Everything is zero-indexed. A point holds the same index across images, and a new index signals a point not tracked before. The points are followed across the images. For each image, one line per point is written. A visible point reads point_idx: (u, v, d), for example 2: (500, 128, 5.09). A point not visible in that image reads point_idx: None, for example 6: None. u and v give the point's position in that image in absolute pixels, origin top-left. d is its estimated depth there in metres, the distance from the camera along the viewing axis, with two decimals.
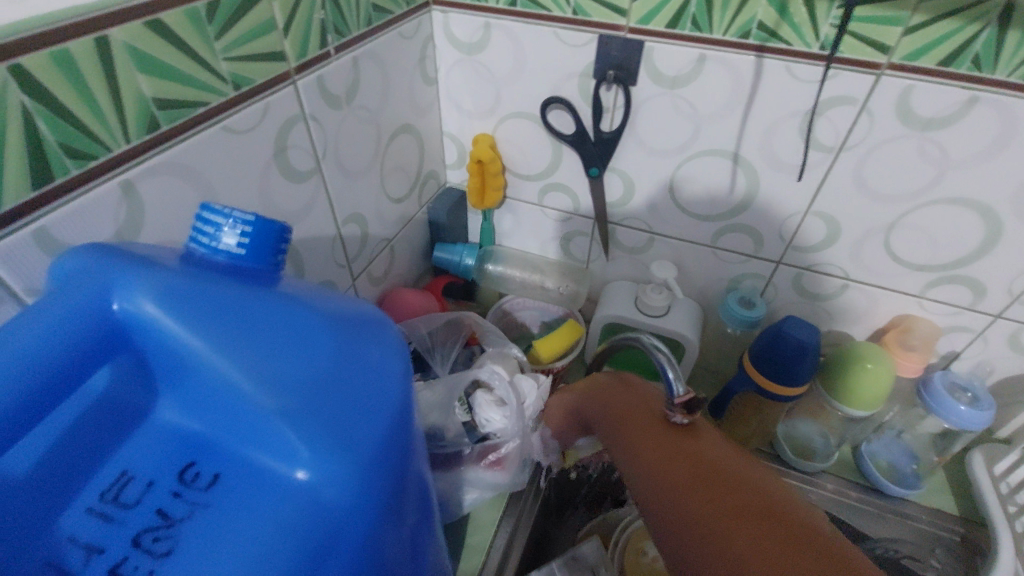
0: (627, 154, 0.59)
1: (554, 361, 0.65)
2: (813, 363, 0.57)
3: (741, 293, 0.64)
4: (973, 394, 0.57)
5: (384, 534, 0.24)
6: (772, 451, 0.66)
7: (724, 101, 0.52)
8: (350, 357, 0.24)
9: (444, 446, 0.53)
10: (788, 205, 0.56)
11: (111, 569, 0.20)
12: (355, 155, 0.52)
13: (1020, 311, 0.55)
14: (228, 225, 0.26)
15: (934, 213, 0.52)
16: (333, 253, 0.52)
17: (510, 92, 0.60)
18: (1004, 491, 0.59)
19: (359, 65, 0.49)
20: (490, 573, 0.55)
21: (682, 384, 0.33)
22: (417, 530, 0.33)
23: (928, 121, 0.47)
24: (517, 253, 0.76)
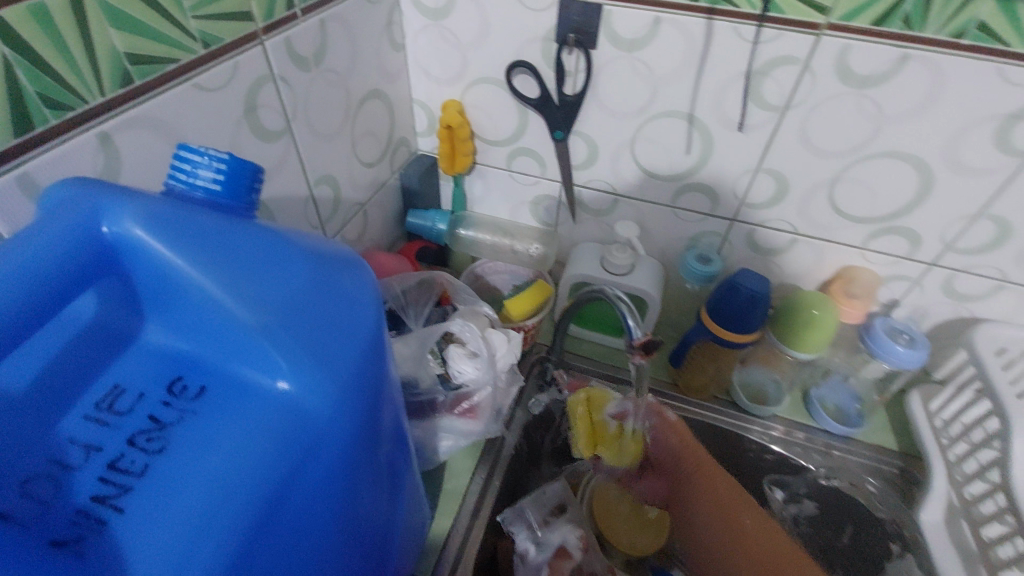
0: (590, 117, 0.62)
1: (525, 318, 0.69)
2: (763, 312, 0.62)
3: (699, 250, 0.68)
4: (909, 336, 0.62)
5: (357, 442, 0.28)
6: (728, 398, 0.71)
7: (679, 63, 0.55)
8: (323, 286, 0.27)
9: (419, 395, 0.57)
10: (741, 163, 0.60)
11: (110, 463, 0.23)
12: (326, 118, 0.53)
13: (952, 258, 0.60)
14: (205, 163, 0.28)
15: (872, 167, 0.56)
16: (307, 214, 0.54)
17: (476, 58, 0.62)
18: (939, 425, 0.65)
19: (327, 28, 0.50)
20: (467, 513, 0.60)
21: (639, 330, 0.50)
22: (396, 449, 0.36)
23: (864, 79, 0.50)
24: (487, 218, 0.79)
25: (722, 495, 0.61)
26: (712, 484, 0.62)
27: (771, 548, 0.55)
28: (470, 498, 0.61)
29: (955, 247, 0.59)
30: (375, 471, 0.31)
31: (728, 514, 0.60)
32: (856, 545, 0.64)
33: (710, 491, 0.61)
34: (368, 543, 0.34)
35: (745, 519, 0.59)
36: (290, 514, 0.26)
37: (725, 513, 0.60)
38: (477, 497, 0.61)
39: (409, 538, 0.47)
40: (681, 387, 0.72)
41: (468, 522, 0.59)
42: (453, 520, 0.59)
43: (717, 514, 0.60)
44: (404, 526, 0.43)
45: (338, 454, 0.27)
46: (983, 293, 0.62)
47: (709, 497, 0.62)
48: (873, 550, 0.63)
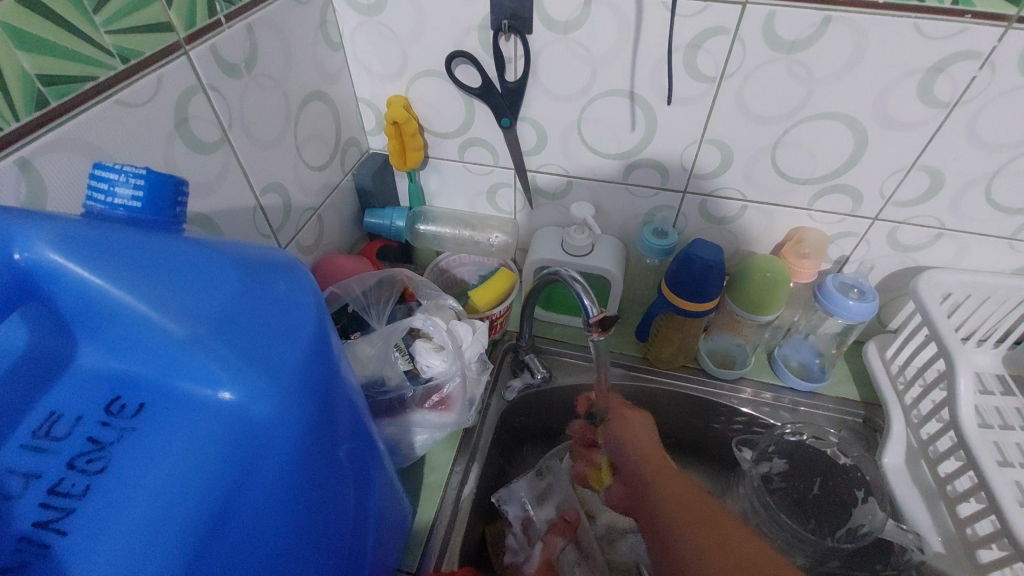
0: (534, 102, 0.62)
1: (491, 308, 0.69)
2: (719, 278, 0.63)
3: (654, 225, 0.69)
4: (859, 290, 0.65)
5: (311, 441, 0.29)
6: (697, 366, 0.74)
7: (614, 42, 0.55)
8: (259, 293, 0.28)
9: (386, 392, 0.56)
10: (684, 136, 0.61)
11: (51, 489, 0.24)
12: (265, 125, 0.53)
13: (893, 211, 0.62)
14: (122, 180, 0.28)
15: (809, 129, 0.57)
16: (255, 223, 0.53)
17: (416, 51, 0.62)
18: (895, 372, 0.68)
19: (255, 32, 0.49)
20: (448, 505, 0.60)
21: (595, 308, 0.51)
22: (359, 446, 0.37)
23: (792, 44, 0.51)
24: (447, 211, 0.78)
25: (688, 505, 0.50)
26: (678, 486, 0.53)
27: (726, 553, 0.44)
28: (451, 490, 0.62)
29: (894, 200, 0.61)
30: (335, 468, 0.32)
31: (698, 514, 0.49)
32: (825, 497, 0.64)
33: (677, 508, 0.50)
34: (340, 540, 0.34)
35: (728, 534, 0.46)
36: (244, 518, 0.27)
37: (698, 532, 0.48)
38: (457, 489, 0.62)
39: (388, 532, 0.47)
40: (650, 360, 0.74)
41: (451, 514, 0.60)
42: (435, 514, 0.60)
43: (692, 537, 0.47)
44: (378, 519, 0.43)
45: (286, 455, 0.27)
46: (925, 242, 0.64)
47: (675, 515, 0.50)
48: (841, 499, 0.63)
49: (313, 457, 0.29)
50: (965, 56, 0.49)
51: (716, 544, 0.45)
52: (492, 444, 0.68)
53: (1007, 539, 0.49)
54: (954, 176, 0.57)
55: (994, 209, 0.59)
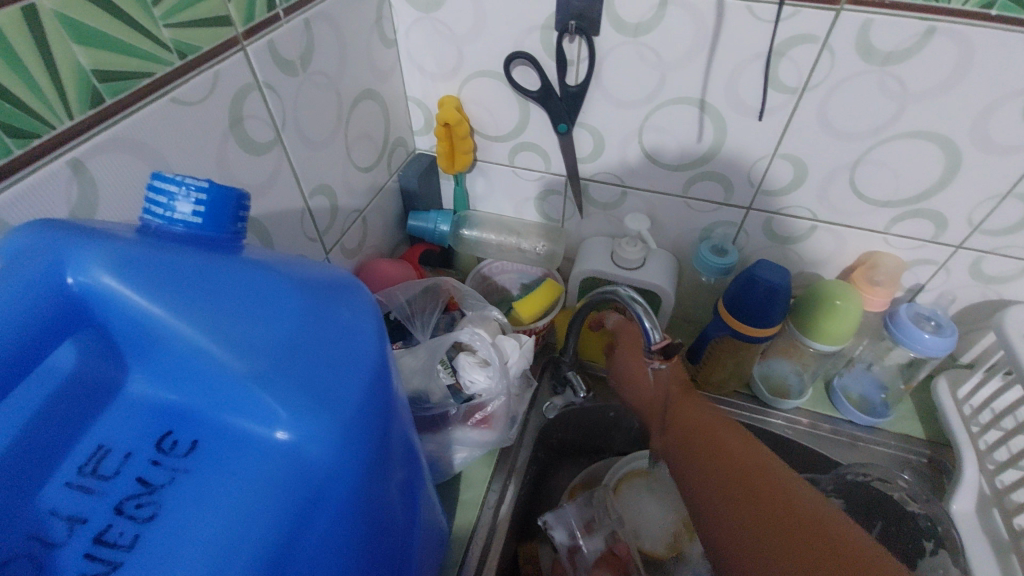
0: (593, 107, 0.59)
1: (536, 321, 0.67)
2: (784, 303, 0.59)
3: (713, 242, 0.65)
4: (936, 322, 0.60)
5: (370, 483, 0.26)
6: (749, 392, 0.70)
7: (688, 47, 0.52)
8: (322, 321, 0.25)
9: (430, 409, 0.54)
10: (755, 150, 0.57)
11: (96, 537, 0.21)
12: (317, 124, 0.50)
13: (981, 240, 0.57)
14: (182, 193, 0.25)
15: (896, 148, 0.53)
16: (303, 226, 0.51)
17: (472, 51, 0.59)
18: (968, 412, 0.63)
19: (312, 28, 0.47)
20: (484, 527, 0.58)
21: (657, 334, 0.47)
22: (409, 474, 0.35)
23: (887, 56, 0.47)
24: (491, 216, 0.76)
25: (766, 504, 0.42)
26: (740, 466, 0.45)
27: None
28: (488, 511, 0.59)
29: (984, 229, 0.56)
30: (389, 509, 0.30)
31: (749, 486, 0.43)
32: (888, 539, 0.60)
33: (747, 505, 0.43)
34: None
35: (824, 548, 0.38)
36: (297, 568, 0.24)
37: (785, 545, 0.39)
38: (494, 508, 0.59)
39: (429, 557, 0.46)
40: (699, 382, 0.70)
41: (488, 535, 0.58)
42: (469, 536, 0.57)
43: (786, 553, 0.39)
44: (422, 544, 0.41)
45: (345, 500, 0.25)
46: (1013, 275, 0.59)
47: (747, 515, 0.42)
48: (905, 543, 0.58)
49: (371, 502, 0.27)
50: None
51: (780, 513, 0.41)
52: (529, 462, 0.66)
53: None
54: None
55: None
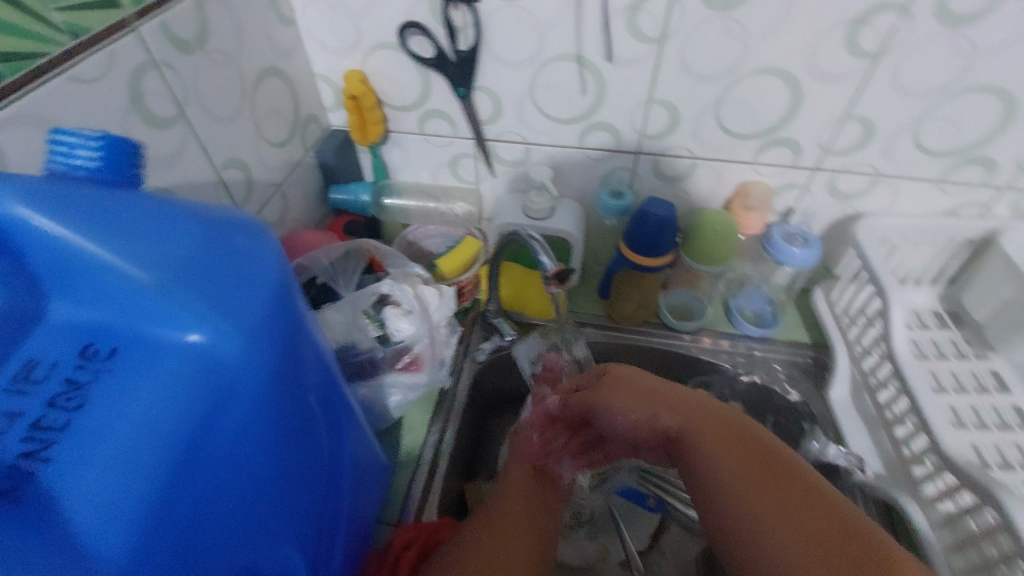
0: (487, 70, 0.64)
1: (459, 275, 0.73)
2: (672, 234, 0.67)
3: (611, 186, 0.72)
4: (804, 238, 0.69)
5: (279, 379, 0.31)
6: (658, 320, 0.77)
7: (560, 7, 0.57)
8: (219, 243, 0.29)
9: (358, 355, 0.59)
10: (633, 97, 0.64)
11: (33, 424, 0.26)
12: (221, 100, 0.54)
13: (830, 161, 0.66)
14: (80, 141, 0.29)
15: (748, 85, 0.60)
16: (217, 198, 0.54)
17: (368, 24, 0.63)
18: (839, 313, 0.73)
19: (204, 8, 0.50)
20: (424, 462, 0.63)
21: (551, 262, 0.54)
22: (326, 391, 0.40)
23: (726, 3, 0.54)
24: (411, 185, 0.80)
25: (762, 482, 0.42)
26: (672, 403, 0.50)
27: (818, 515, 0.38)
28: (427, 450, 0.64)
29: (831, 150, 0.65)
30: (307, 412, 0.35)
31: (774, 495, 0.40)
32: (778, 432, 0.68)
33: (719, 453, 0.44)
34: (317, 473, 0.38)
35: (782, 469, 0.42)
36: (215, 450, 0.29)
37: (748, 475, 0.42)
38: (434, 447, 0.65)
39: (366, 482, 0.51)
40: (613, 318, 0.77)
41: (428, 469, 0.63)
42: (411, 474, 0.62)
43: (750, 486, 0.42)
44: (353, 460, 0.47)
45: (256, 393, 0.30)
46: (862, 189, 0.68)
47: (732, 480, 0.42)
48: (790, 431, 0.68)
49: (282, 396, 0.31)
50: (885, 7, 0.53)
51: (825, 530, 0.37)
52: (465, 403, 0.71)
53: (937, 454, 0.54)
54: (884, 124, 0.61)
55: (922, 154, 0.63)
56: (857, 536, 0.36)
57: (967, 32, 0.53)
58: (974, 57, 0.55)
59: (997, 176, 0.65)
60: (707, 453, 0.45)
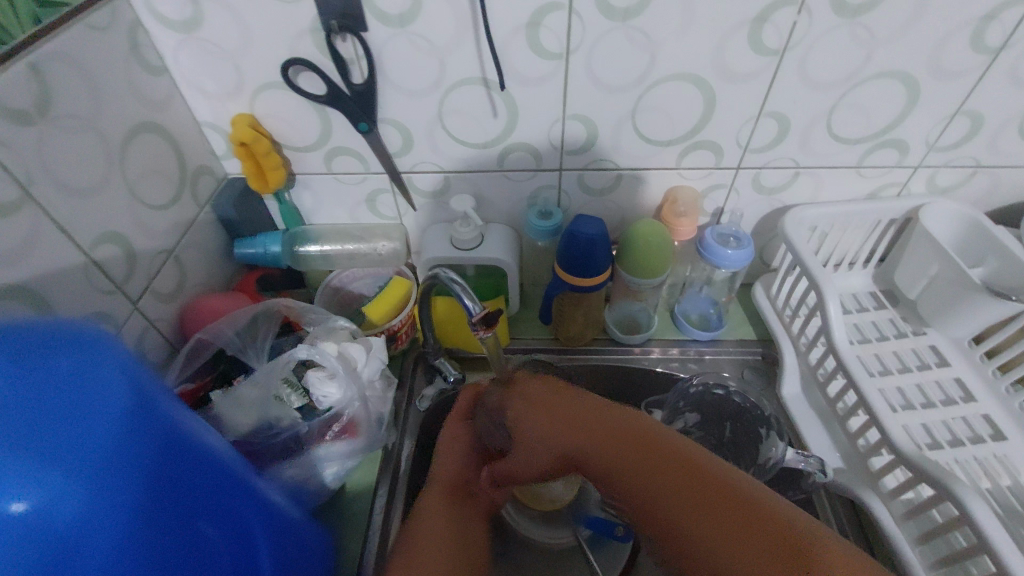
0: (388, 101, 0.60)
1: (390, 319, 0.68)
2: (606, 249, 0.64)
3: (538, 207, 0.69)
4: (736, 237, 0.67)
5: (140, 511, 0.28)
6: (606, 336, 0.75)
7: (455, 30, 0.54)
8: (39, 379, 0.26)
9: (279, 433, 0.53)
10: (547, 115, 0.61)
11: None
12: (79, 171, 0.47)
13: (752, 158, 0.65)
14: None
15: (661, 93, 0.59)
16: (89, 280, 0.48)
17: (249, 65, 0.57)
18: (781, 306, 0.72)
19: (41, 69, 0.43)
20: (375, 532, 0.58)
21: (477, 306, 0.50)
22: (227, 501, 0.36)
23: (626, 11, 0.52)
24: (328, 227, 0.74)
25: (695, 499, 0.42)
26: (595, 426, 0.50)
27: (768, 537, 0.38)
28: (375, 517, 0.59)
29: (751, 148, 0.64)
30: (190, 535, 0.32)
31: (692, 488, 0.42)
32: (738, 437, 0.66)
33: (657, 478, 0.44)
34: None
35: (712, 474, 0.43)
36: None
37: (684, 492, 0.42)
38: (383, 513, 0.59)
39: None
40: (562, 339, 0.74)
41: (379, 540, 0.58)
42: (361, 548, 0.57)
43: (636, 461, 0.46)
44: (276, 566, 0.42)
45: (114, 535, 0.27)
46: (786, 183, 0.68)
47: (665, 501, 0.43)
48: (750, 436, 0.65)
49: (147, 529, 0.29)
50: (784, 3, 0.52)
51: (702, 488, 0.42)
52: (415, 456, 0.66)
53: (889, 446, 0.54)
54: (797, 118, 0.61)
55: (838, 142, 0.64)
56: (789, 536, 0.38)
57: (864, 22, 0.53)
58: (874, 46, 0.55)
59: (911, 157, 0.66)
60: (644, 485, 0.45)
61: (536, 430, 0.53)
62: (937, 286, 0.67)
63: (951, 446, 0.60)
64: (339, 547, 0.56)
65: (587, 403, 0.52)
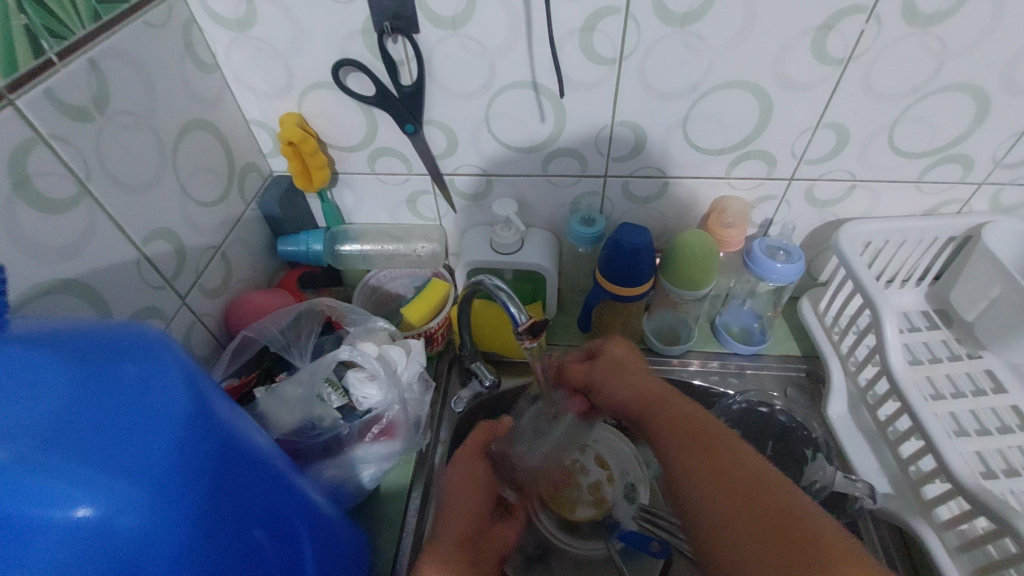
0: (435, 103, 0.59)
1: (427, 321, 0.68)
2: (650, 259, 0.62)
3: (581, 213, 0.68)
4: (785, 251, 0.65)
5: (200, 521, 0.28)
6: (644, 346, 0.74)
7: (506, 33, 0.53)
8: (103, 385, 0.26)
9: (321, 434, 0.53)
10: (595, 121, 0.59)
11: None
12: (133, 167, 0.47)
13: (806, 170, 0.63)
14: None
15: (715, 100, 0.57)
16: (141, 276, 0.49)
17: (300, 65, 0.57)
18: (828, 323, 0.70)
19: (101, 66, 0.44)
20: (409, 534, 0.58)
21: (523, 315, 0.49)
22: (276, 505, 0.36)
23: (684, 16, 0.51)
24: (369, 226, 0.74)
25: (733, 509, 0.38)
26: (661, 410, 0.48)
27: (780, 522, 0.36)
28: (410, 519, 0.59)
29: (806, 159, 0.62)
30: (243, 542, 0.32)
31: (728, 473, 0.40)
32: (781, 457, 0.65)
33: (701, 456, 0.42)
34: None
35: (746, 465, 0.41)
36: None
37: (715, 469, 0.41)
38: (417, 516, 0.59)
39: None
40: None
41: (413, 542, 0.58)
42: (396, 550, 0.57)
43: (685, 447, 0.43)
44: (319, 568, 0.42)
45: (175, 545, 0.27)
46: (841, 195, 0.66)
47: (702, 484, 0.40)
48: (795, 457, 0.64)
49: (206, 539, 0.28)
50: (851, 11, 0.50)
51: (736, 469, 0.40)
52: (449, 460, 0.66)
53: (944, 476, 0.52)
54: (857, 130, 0.59)
55: (899, 156, 0.61)
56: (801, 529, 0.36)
57: (937, 31, 0.50)
58: (946, 56, 0.52)
59: (976, 172, 0.63)
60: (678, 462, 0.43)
61: (616, 389, 0.53)
62: (999, 309, 0.64)
63: (1008, 477, 0.57)
64: (375, 547, 0.56)
65: (658, 385, 0.51)
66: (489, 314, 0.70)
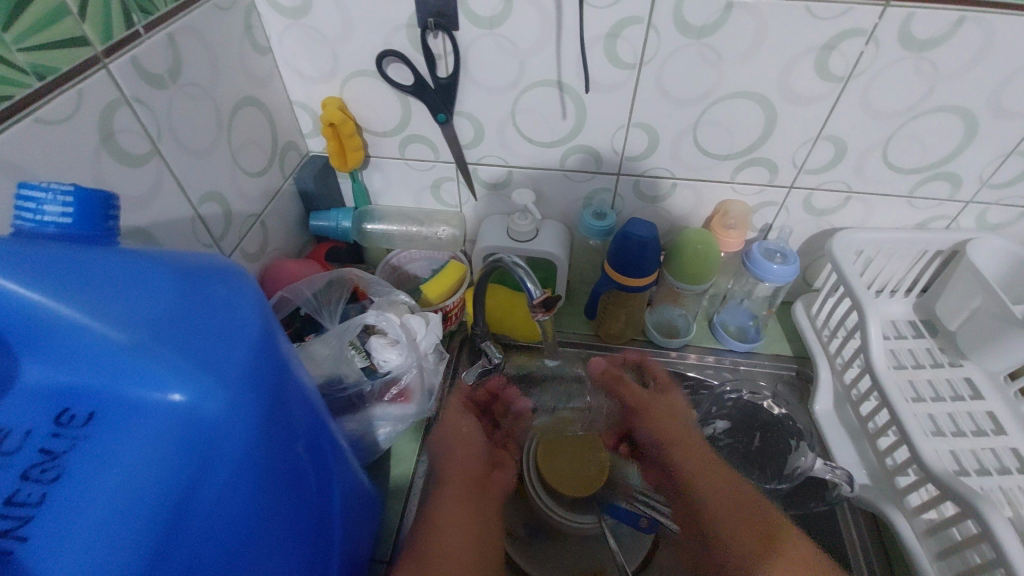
0: (467, 96, 0.64)
1: (444, 299, 0.72)
2: (655, 253, 0.67)
3: (593, 208, 0.72)
4: (782, 254, 0.70)
5: (262, 427, 0.32)
6: (645, 338, 0.78)
7: (538, 36, 0.58)
8: (195, 298, 0.30)
9: (345, 389, 0.58)
10: (612, 122, 0.65)
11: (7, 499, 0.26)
12: (195, 133, 0.52)
13: (805, 179, 0.68)
14: (49, 198, 0.31)
15: (724, 109, 0.62)
16: (194, 233, 0.53)
17: (346, 52, 0.62)
18: (819, 325, 0.74)
19: (177, 41, 0.49)
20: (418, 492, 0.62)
21: (537, 289, 0.54)
22: (316, 433, 0.41)
23: (701, 29, 0.56)
24: (394, 208, 0.79)
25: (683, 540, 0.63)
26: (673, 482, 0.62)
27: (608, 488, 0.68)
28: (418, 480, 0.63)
29: (805, 169, 0.67)
30: (291, 458, 0.36)
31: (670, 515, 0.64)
32: (766, 446, 0.68)
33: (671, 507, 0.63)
34: (308, 521, 0.38)
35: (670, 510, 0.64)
36: (199, 512, 0.29)
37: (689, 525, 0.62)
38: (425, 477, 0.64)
39: (357, 519, 0.49)
40: (602, 337, 0.78)
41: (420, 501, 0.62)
42: (404, 506, 0.61)
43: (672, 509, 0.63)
44: (343, 501, 0.46)
45: (242, 445, 0.30)
46: (837, 206, 0.71)
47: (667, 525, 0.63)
48: (779, 447, 0.68)
49: (266, 445, 0.32)
50: (853, 33, 0.55)
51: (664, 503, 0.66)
52: None
53: (916, 465, 0.56)
54: (854, 144, 0.64)
55: (892, 171, 0.66)
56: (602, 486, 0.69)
57: (930, 57, 0.55)
58: (937, 80, 0.57)
59: (963, 191, 0.67)
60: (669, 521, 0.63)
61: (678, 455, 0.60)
62: (978, 320, 0.68)
63: (978, 475, 0.61)
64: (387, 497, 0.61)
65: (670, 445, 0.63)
66: (502, 297, 0.76)
